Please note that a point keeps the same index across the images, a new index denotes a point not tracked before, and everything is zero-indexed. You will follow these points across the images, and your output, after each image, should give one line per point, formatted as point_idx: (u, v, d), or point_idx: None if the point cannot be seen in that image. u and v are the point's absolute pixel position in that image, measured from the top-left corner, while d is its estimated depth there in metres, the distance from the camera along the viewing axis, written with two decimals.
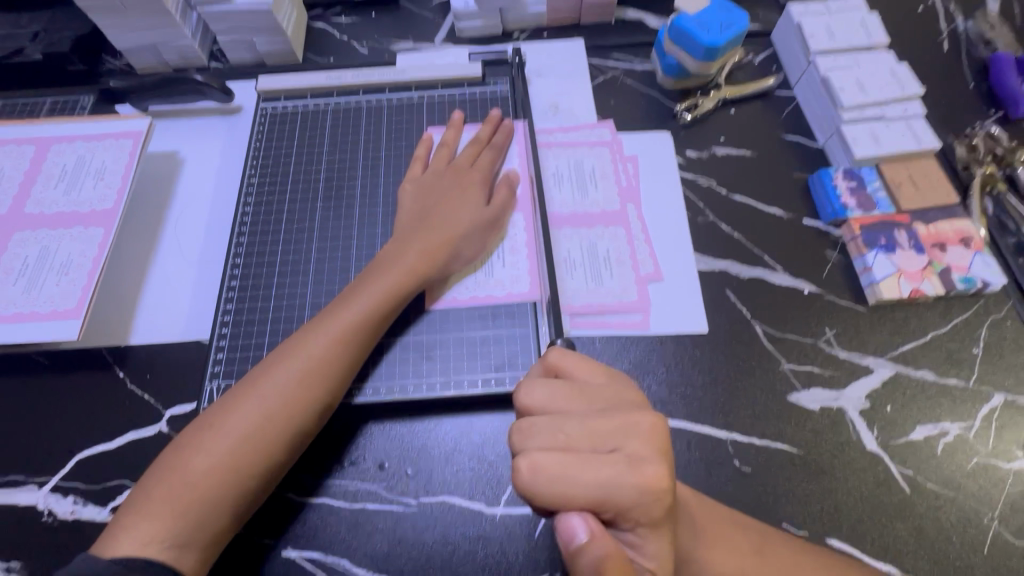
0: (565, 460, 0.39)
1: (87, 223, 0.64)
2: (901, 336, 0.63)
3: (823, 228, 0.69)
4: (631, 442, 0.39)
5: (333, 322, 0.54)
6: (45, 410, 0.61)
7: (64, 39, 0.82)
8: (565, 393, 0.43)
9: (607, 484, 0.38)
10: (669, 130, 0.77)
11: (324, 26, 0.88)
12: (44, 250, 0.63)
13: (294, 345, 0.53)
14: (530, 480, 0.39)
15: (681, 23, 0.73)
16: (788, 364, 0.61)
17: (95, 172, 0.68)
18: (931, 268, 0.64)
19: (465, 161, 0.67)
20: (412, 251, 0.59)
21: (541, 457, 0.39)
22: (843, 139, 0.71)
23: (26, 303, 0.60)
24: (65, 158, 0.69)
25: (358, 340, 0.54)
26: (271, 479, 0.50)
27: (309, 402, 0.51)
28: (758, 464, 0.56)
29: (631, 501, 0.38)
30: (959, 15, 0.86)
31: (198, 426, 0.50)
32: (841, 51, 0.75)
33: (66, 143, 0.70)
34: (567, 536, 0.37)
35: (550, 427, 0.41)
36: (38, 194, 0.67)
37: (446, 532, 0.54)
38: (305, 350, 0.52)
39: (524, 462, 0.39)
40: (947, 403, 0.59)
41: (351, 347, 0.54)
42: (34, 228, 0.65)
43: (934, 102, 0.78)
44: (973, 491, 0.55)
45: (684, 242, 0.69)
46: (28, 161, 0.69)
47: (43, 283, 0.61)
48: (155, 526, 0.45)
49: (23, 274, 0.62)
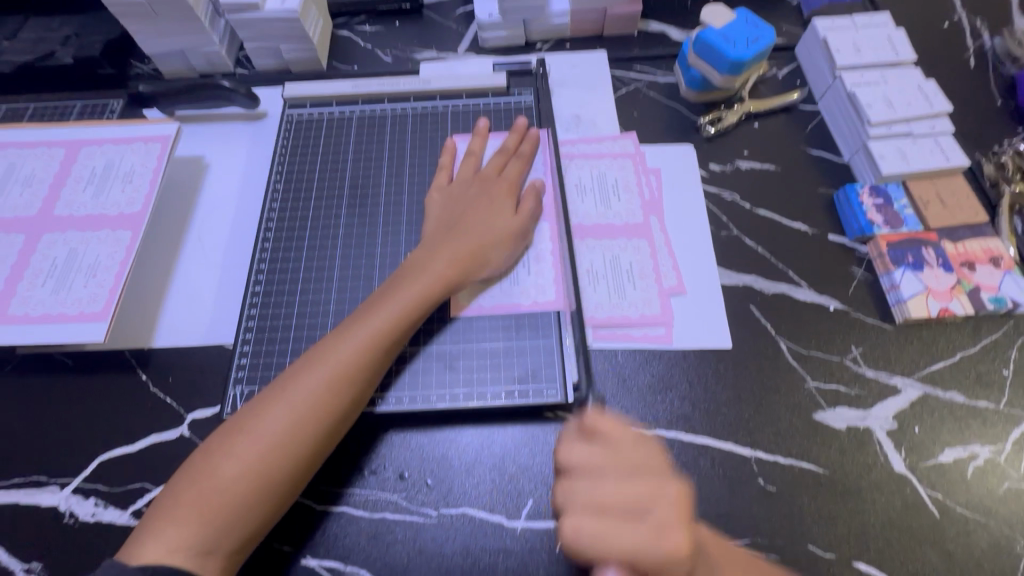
0: (603, 521, 0.39)
1: (115, 226, 0.65)
2: (929, 356, 0.62)
3: (849, 244, 0.69)
4: (660, 506, 0.39)
5: (363, 327, 0.54)
6: (68, 410, 0.61)
7: (93, 43, 0.81)
8: (602, 456, 0.44)
9: (642, 545, 0.37)
10: (692, 143, 0.77)
11: (348, 34, 0.89)
12: (72, 252, 0.64)
13: (324, 350, 0.53)
14: (572, 538, 0.40)
15: (707, 36, 0.73)
16: (813, 382, 0.61)
17: (123, 176, 0.68)
18: (960, 287, 0.63)
19: (491, 170, 0.67)
20: (441, 259, 0.59)
21: (580, 519, 0.40)
22: (870, 155, 0.70)
23: (54, 304, 0.60)
24: (94, 161, 0.70)
25: (387, 346, 0.54)
26: (299, 487, 0.50)
27: (336, 408, 0.51)
28: (783, 483, 0.56)
29: (666, 563, 0.37)
30: (986, 32, 0.85)
31: (228, 431, 0.50)
32: (868, 66, 0.75)
33: (95, 147, 0.71)
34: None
35: (586, 495, 0.42)
36: (68, 196, 0.68)
37: (467, 545, 0.54)
38: (335, 355, 0.53)
39: (566, 523, 0.40)
40: (977, 425, 0.58)
41: (380, 353, 0.54)
42: (63, 231, 0.65)
43: (961, 119, 0.77)
44: (1004, 516, 0.54)
45: (707, 256, 0.68)
46: (59, 163, 0.70)
47: (72, 285, 0.61)
48: (183, 532, 0.45)
49: (52, 275, 0.62)
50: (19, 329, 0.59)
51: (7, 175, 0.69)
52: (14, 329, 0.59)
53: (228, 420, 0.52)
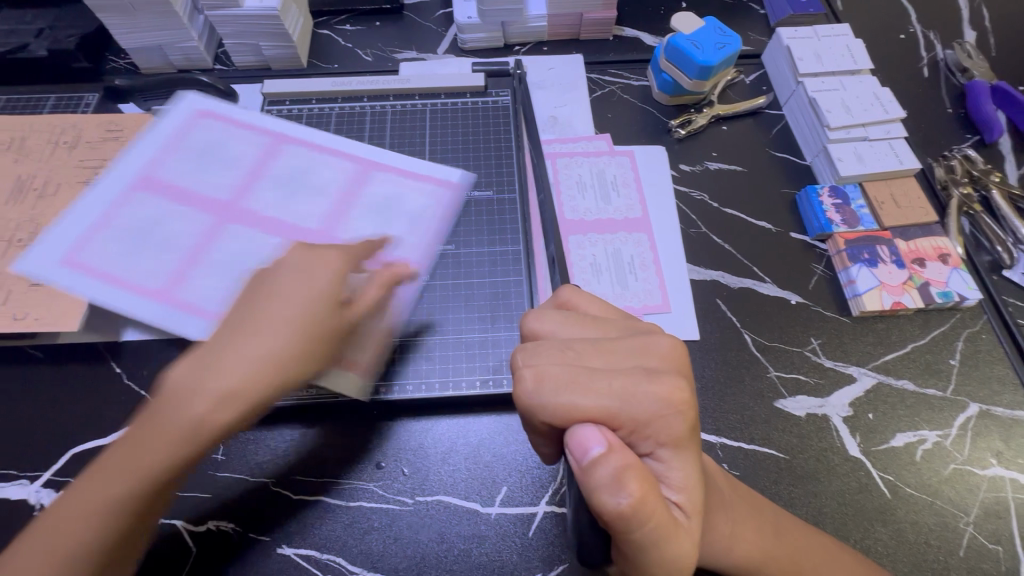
0: (574, 370, 0.37)
1: (195, 206, 0.61)
2: (883, 347, 0.65)
3: (810, 242, 0.72)
4: (646, 359, 0.39)
5: (176, 430, 0.42)
6: (41, 404, 0.61)
7: (68, 36, 0.81)
8: (573, 319, 0.42)
9: (623, 392, 0.36)
10: (663, 144, 0.80)
11: (328, 33, 0.90)
12: (151, 222, 0.60)
13: (129, 447, 0.42)
14: (533, 391, 0.37)
15: (677, 42, 0.76)
16: (775, 371, 0.64)
17: (313, 188, 0.64)
18: (911, 282, 0.67)
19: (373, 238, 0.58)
20: (215, 380, 0.42)
21: (548, 368, 0.37)
22: (830, 158, 0.74)
23: (112, 265, 0.57)
24: (384, 189, 0.65)
25: (220, 436, 0.43)
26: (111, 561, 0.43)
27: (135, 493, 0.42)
28: (747, 468, 0.58)
29: (651, 414, 0.36)
30: (938, 45, 0.90)
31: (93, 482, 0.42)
32: (828, 74, 0.79)
33: (215, 121, 0.67)
34: (580, 452, 0.34)
35: (556, 342, 0.39)
36: (170, 164, 0.63)
37: (442, 531, 0.55)
38: (105, 484, 0.42)
39: (528, 372, 0.37)
40: (926, 411, 0.62)
41: (250, 407, 0.43)
42: (207, 212, 0.61)
43: (915, 125, 0.82)
44: (949, 496, 0.57)
45: (677, 252, 0.71)
46: (349, 179, 0.66)
47: (149, 256, 0.58)
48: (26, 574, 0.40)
49: (126, 244, 0.58)
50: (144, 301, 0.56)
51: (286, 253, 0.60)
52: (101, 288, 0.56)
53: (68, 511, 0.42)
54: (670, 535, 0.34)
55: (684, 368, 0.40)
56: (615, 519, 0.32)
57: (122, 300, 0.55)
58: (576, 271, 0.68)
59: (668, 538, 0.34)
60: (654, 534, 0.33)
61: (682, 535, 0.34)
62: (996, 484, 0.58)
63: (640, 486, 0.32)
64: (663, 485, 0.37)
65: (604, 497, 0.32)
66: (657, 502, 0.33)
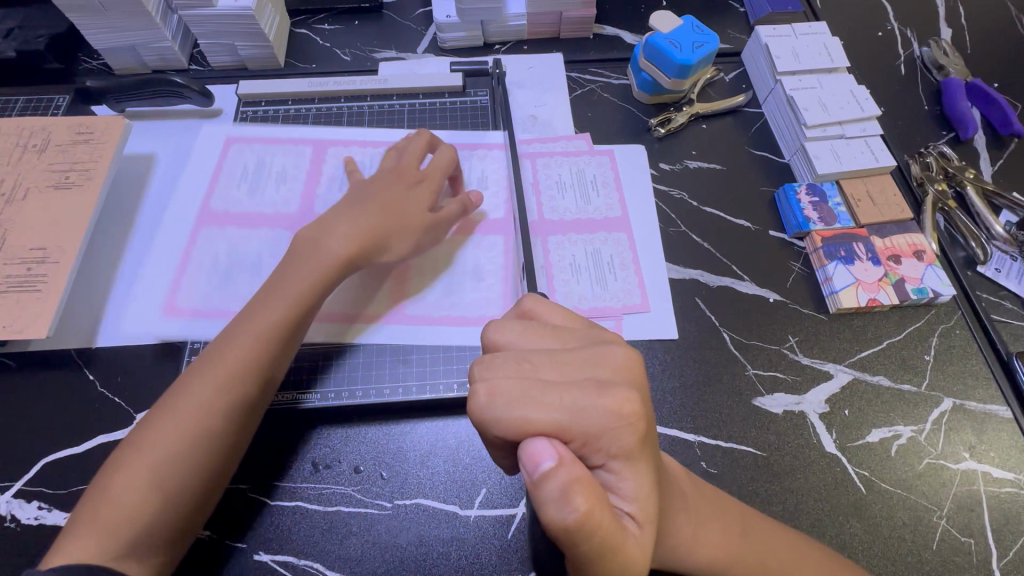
0: (527, 384, 0.37)
1: (267, 225, 0.69)
2: (859, 343, 0.66)
3: (788, 240, 0.73)
4: (601, 370, 0.39)
5: (214, 365, 0.51)
6: (12, 413, 0.60)
7: (38, 37, 0.79)
8: (533, 330, 0.42)
9: (572, 407, 0.36)
10: (643, 143, 0.80)
11: (306, 33, 0.89)
12: (232, 248, 0.67)
13: (173, 395, 0.50)
14: (486, 405, 0.36)
15: (655, 40, 0.76)
16: (753, 369, 0.64)
17: (278, 176, 0.72)
18: (887, 278, 0.67)
19: (412, 161, 0.66)
20: (271, 312, 0.54)
21: (501, 381, 0.37)
22: (807, 156, 0.74)
23: (219, 299, 0.64)
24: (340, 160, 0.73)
25: (259, 367, 0.52)
26: (209, 493, 0.49)
27: (224, 420, 0.50)
28: (725, 466, 0.58)
29: (601, 426, 0.36)
30: (915, 42, 0.91)
31: (159, 410, 0.50)
32: (805, 72, 0.79)
33: (245, 144, 0.74)
34: (530, 465, 0.33)
35: (512, 355, 0.39)
36: (223, 191, 0.71)
37: (421, 534, 0.55)
38: (162, 428, 0.48)
39: (481, 387, 0.37)
40: (901, 407, 0.62)
41: (274, 347, 0.53)
42: (221, 225, 0.69)
43: (892, 122, 0.83)
44: (923, 490, 0.58)
45: (657, 251, 0.71)
46: (307, 161, 0.73)
47: (237, 282, 0.65)
48: (87, 539, 0.44)
49: (213, 270, 0.66)
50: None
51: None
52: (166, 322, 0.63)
53: (114, 451, 0.49)
54: (619, 548, 0.34)
55: (640, 380, 0.39)
56: (562, 534, 0.32)
57: (175, 324, 0.63)
58: (554, 274, 0.68)
59: (618, 550, 0.33)
60: (602, 547, 0.33)
61: (633, 547, 0.34)
62: (969, 477, 0.59)
63: (587, 500, 0.32)
64: (614, 495, 0.37)
65: (552, 512, 0.32)
66: (606, 515, 0.32)
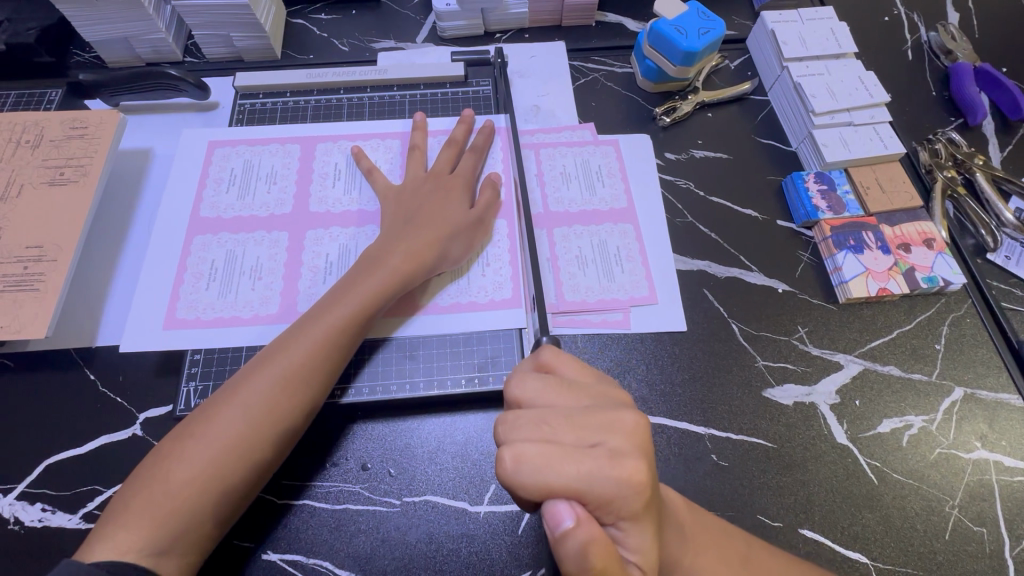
0: (550, 451, 0.37)
1: (269, 226, 0.66)
2: (869, 333, 0.65)
3: (796, 230, 0.72)
4: (616, 437, 0.38)
5: (277, 362, 0.51)
6: (12, 414, 0.59)
7: (29, 29, 0.78)
8: (552, 385, 0.41)
9: (591, 476, 0.36)
10: (648, 133, 0.79)
11: (303, 23, 0.87)
12: (231, 254, 0.64)
13: (235, 386, 0.50)
14: (511, 471, 0.36)
15: (661, 27, 0.74)
16: (763, 361, 0.63)
17: (267, 176, 0.69)
18: (897, 268, 0.67)
19: (444, 166, 0.66)
20: (330, 317, 0.54)
21: (525, 447, 0.37)
22: (815, 144, 0.73)
23: (222, 308, 0.62)
24: (333, 157, 0.71)
25: (318, 373, 0.52)
26: (253, 492, 0.49)
27: (281, 424, 0.49)
28: (735, 459, 0.58)
29: (611, 495, 0.36)
30: (922, 26, 0.89)
31: (215, 403, 0.49)
32: (812, 58, 0.78)
33: (229, 148, 0.71)
34: (551, 523, 0.34)
35: (533, 415, 0.39)
36: (211, 196, 0.68)
37: (430, 531, 0.54)
38: (219, 424, 0.48)
39: (507, 453, 0.37)
40: (912, 397, 0.62)
41: (333, 351, 0.53)
42: (215, 232, 0.66)
43: (900, 109, 0.81)
44: (936, 480, 0.58)
45: (664, 242, 0.70)
46: (298, 159, 0.71)
47: (238, 287, 0.63)
48: (133, 531, 0.43)
49: (214, 277, 0.63)
50: (267, 328, 0.61)
51: (362, 247, 0.65)
52: (182, 332, 0.60)
53: (163, 440, 0.49)
54: None
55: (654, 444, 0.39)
56: None
57: (185, 336, 0.60)
58: (560, 267, 0.67)
59: None
60: None
61: None
62: (980, 467, 0.58)
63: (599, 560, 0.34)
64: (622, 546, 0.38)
65: (569, 564, 0.34)
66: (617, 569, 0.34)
